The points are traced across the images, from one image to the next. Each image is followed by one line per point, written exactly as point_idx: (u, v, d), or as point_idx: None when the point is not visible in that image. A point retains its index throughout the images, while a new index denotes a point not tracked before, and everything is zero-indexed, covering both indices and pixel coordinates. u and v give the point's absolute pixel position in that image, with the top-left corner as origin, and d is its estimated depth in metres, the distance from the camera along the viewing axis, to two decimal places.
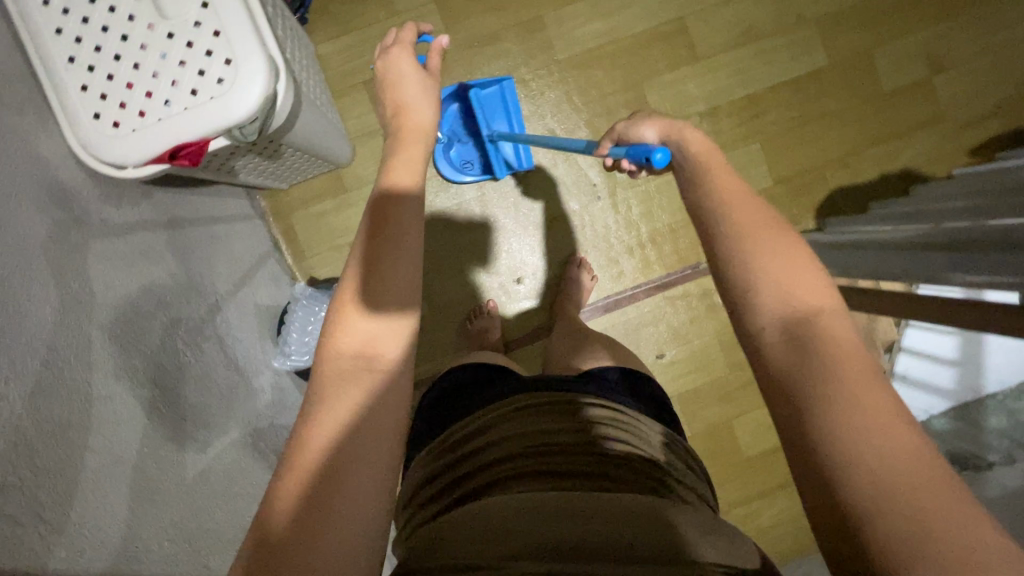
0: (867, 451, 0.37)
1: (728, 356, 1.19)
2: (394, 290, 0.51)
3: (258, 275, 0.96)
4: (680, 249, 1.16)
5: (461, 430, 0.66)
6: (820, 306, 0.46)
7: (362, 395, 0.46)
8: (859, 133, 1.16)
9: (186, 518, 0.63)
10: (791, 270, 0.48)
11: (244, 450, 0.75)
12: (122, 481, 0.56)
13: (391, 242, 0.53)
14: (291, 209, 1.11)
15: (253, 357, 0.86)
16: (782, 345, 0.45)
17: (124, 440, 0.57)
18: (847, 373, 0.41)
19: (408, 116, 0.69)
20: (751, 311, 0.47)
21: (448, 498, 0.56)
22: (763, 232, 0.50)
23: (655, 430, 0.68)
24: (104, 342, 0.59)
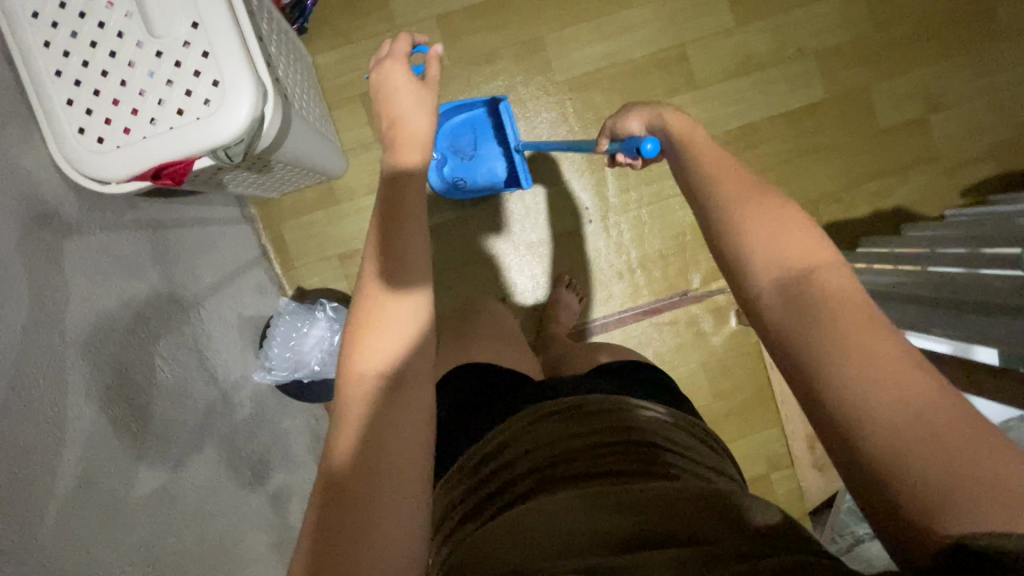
0: (891, 410, 0.39)
1: (712, 384, 1.19)
2: (411, 287, 0.53)
3: (243, 284, 0.96)
4: (670, 276, 1.16)
5: (488, 443, 0.64)
6: (815, 262, 0.48)
7: (387, 400, 0.47)
8: (854, 168, 1.16)
9: (152, 538, 0.62)
10: (782, 232, 0.50)
11: (217, 466, 0.75)
12: (85, 503, 0.55)
13: (406, 245, 0.55)
14: (282, 218, 1.11)
15: (232, 370, 0.86)
16: (781, 304, 0.47)
17: (91, 461, 0.57)
18: (856, 327, 0.43)
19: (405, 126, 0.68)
20: (747, 275, 0.50)
21: (483, 511, 0.54)
22: (753, 197, 0.52)
23: (679, 420, 0.68)
24: (77, 360, 0.59)
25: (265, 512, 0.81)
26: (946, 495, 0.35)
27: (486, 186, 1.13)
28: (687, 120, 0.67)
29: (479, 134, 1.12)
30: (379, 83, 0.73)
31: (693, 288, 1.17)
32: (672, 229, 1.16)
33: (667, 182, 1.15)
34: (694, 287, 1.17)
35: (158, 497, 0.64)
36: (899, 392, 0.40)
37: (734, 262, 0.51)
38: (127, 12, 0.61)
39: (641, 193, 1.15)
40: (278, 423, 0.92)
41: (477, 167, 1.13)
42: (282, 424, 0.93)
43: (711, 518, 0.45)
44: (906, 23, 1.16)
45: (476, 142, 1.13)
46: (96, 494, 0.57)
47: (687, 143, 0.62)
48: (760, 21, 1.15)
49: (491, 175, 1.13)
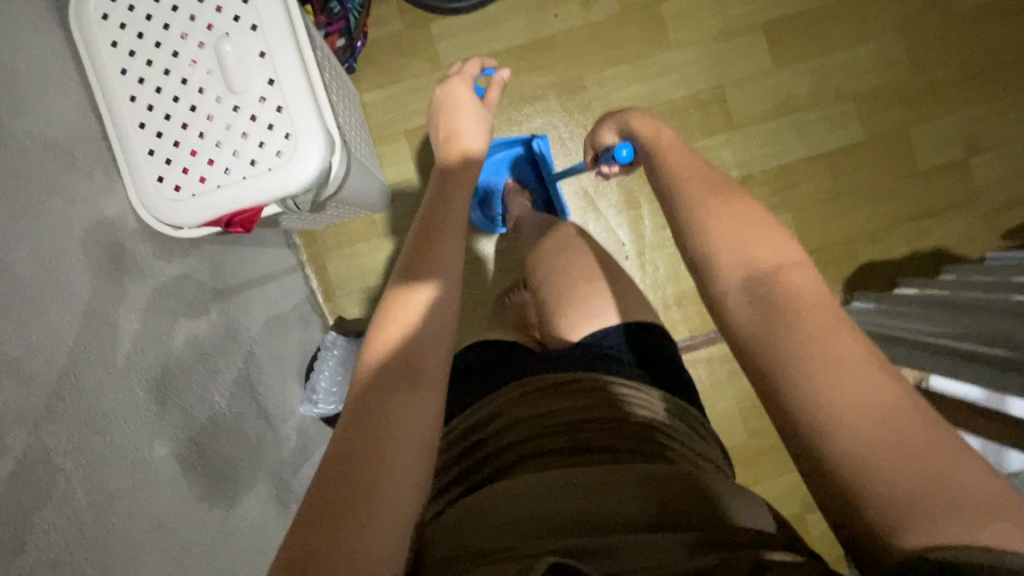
0: (842, 402, 0.40)
1: (747, 422, 1.18)
2: (432, 289, 0.53)
3: (289, 316, 0.98)
4: (705, 312, 1.17)
5: (471, 414, 0.69)
6: (782, 262, 0.48)
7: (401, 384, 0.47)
8: (891, 209, 1.16)
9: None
10: (748, 232, 0.50)
11: (268, 504, 0.76)
12: (158, 545, 0.57)
13: (422, 245, 0.57)
14: (325, 249, 1.14)
15: (281, 405, 0.88)
16: (749, 303, 0.47)
17: (163, 503, 0.59)
18: (814, 321, 0.44)
19: (461, 140, 0.73)
20: (715, 274, 0.50)
21: (468, 483, 0.58)
22: (719, 199, 0.53)
23: (662, 398, 0.70)
24: (151, 404, 0.61)
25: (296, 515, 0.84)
26: (918, 501, 0.35)
27: None
28: (654, 126, 0.69)
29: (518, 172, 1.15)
30: (443, 99, 0.78)
31: None
32: None
33: None
34: None
35: (217, 535, 0.65)
36: (850, 382, 0.40)
37: (706, 263, 0.51)
38: (208, 69, 0.64)
39: None
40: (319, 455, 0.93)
41: None
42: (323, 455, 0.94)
43: (693, 516, 0.49)
44: (946, 66, 1.16)
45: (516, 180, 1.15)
46: (168, 535, 0.58)
47: (657, 151, 0.63)
48: (798, 63, 1.17)
49: None
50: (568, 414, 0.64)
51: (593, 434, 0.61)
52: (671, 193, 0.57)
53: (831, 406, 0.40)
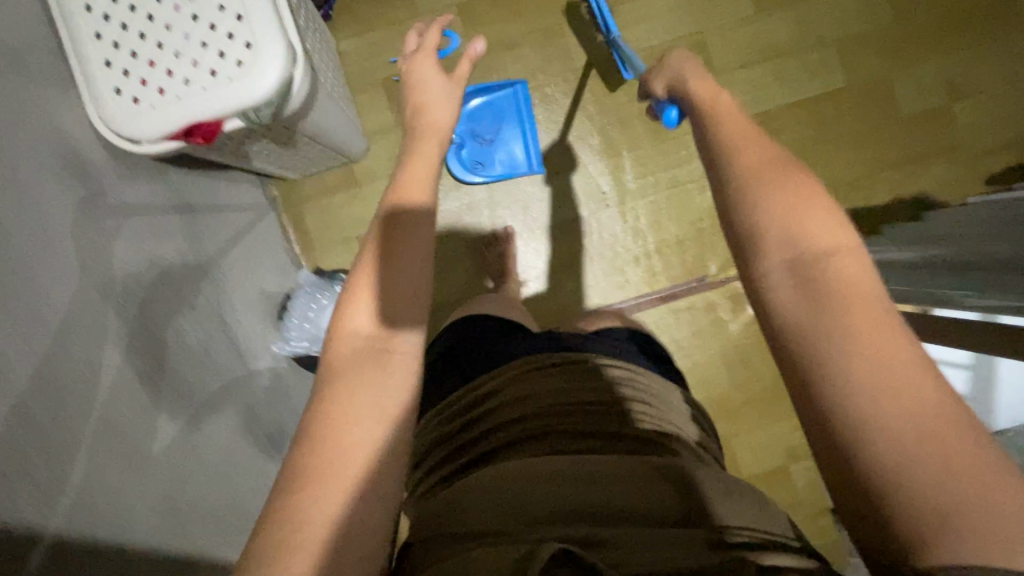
0: (883, 399, 0.39)
1: (730, 371, 1.17)
2: (398, 260, 0.51)
3: (265, 263, 0.98)
4: (687, 261, 1.16)
5: (472, 391, 0.69)
6: (837, 246, 0.45)
7: (375, 371, 0.46)
8: (875, 157, 1.15)
9: (172, 504, 0.60)
10: (799, 210, 0.47)
11: (237, 432, 0.75)
12: (113, 453, 0.55)
13: (381, 222, 0.53)
14: (303, 200, 1.13)
15: (254, 341, 0.87)
16: (796, 288, 0.44)
17: (119, 410, 0.57)
18: (858, 313, 0.42)
19: (429, 114, 0.67)
20: (757, 252, 0.47)
21: (459, 466, 0.59)
22: (769, 167, 0.49)
23: (678, 401, 0.69)
24: (109, 314, 0.59)
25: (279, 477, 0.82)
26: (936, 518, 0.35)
27: (504, 171, 1.14)
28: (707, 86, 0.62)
29: (499, 116, 1.14)
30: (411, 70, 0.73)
31: (710, 275, 1.16)
32: (690, 216, 1.15)
33: (684, 168, 1.15)
34: (711, 273, 1.16)
35: (180, 454, 0.63)
36: (895, 382, 0.39)
37: (748, 235, 0.48)
38: None
39: (658, 178, 1.15)
40: (293, 395, 0.91)
41: (496, 150, 1.14)
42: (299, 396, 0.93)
43: (685, 510, 0.46)
44: (928, 12, 1.16)
45: (496, 126, 1.14)
46: (123, 444, 0.56)
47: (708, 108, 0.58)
48: (779, 10, 1.16)
49: (509, 159, 1.14)
50: (571, 397, 0.62)
51: (588, 417, 0.59)
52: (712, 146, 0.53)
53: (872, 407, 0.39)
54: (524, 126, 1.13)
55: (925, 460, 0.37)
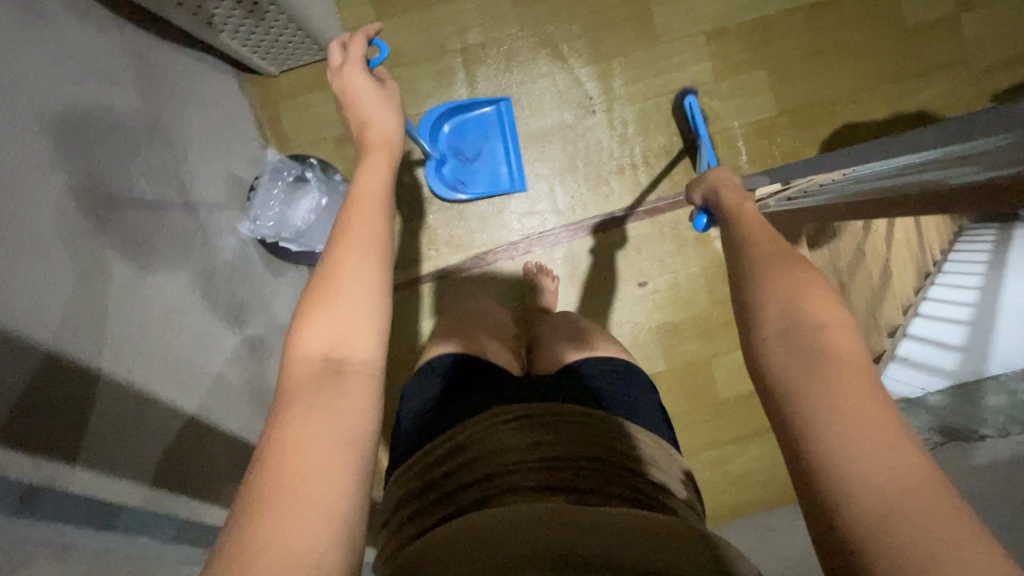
0: (867, 467, 0.36)
1: (713, 290, 1.14)
2: (354, 280, 0.47)
3: (234, 148, 0.95)
4: (674, 173, 1.12)
5: (444, 443, 0.62)
6: (830, 318, 0.44)
7: (336, 400, 0.42)
8: (875, 69, 1.10)
9: (111, 326, 0.57)
10: (801, 287, 0.47)
11: (192, 292, 0.72)
12: (53, 264, 0.51)
13: (375, 242, 0.49)
14: (278, 96, 1.09)
15: (218, 216, 0.84)
16: (786, 348, 0.44)
17: (61, 226, 0.54)
18: (843, 378, 0.40)
19: (372, 129, 0.62)
20: (758, 313, 0.47)
21: (434, 517, 0.54)
22: (777, 260, 0.51)
23: (668, 456, 0.64)
24: (51, 130, 0.56)
25: (241, 354, 0.80)
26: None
27: (486, 188, 1.11)
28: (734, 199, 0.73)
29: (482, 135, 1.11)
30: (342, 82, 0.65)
31: None
32: (679, 126, 1.11)
33: (675, 76, 1.11)
34: None
35: (130, 293, 0.60)
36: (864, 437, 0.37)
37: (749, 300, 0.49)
38: None
39: (646, 86, 1.11)
40: (257, 280, 0.89)
41: (480, 168, 1.11)
42: (262, 282, 0.90)
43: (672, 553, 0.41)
44: None
45: (479, 144, 1.11)
46: (67, 259, 0.53)
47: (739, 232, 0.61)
48: None
49: (492, 177, 1.11)
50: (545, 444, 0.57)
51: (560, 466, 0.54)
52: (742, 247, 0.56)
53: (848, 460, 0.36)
54: (507, 149, 1.10)
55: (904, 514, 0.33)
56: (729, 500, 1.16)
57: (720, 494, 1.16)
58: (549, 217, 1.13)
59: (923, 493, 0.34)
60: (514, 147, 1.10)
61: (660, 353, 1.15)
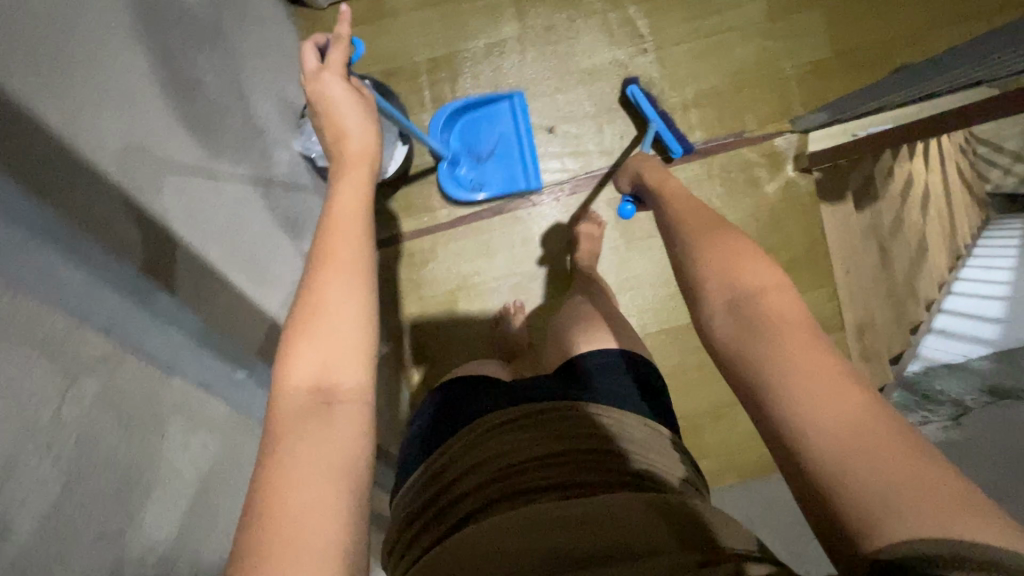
0: (836, 457, 0.34)
1: (763, 235, 1.11)
2: (331, 307, 0.46)
3: (286, 68, 0.94)
4: (724, 114, 1.09)
5: (437, 459, 0.63)
6: (766, 285, 0.42)
7: (320, 431, 0.40)
8: (935, 8, 1.07)
9: (190, 201, 0.55)
10: (734, 260, 0.44)
11: (252, 190, 0.71)
12: (129, 118, 0.49)
13: (350, 263, 0.48)
14: (327, 30, 1.09)
15: (274, 125, 0.83)
16: (734, 327, 0.41)
17: (137, 84, 0.52)
18: (793, 347, 0.38)
19: (346, 142, 0.59)
20: (701, 303, 0.44)
21: (429, 539, 0.53)
22: (709, 236, 0.47)
23: (656, 431, 0.63)
24: None
25: (296, 261, 0.78)
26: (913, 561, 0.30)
27: (502, 184, 1.09)
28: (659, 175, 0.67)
29: (490, 134, 1.09)
30: (315, 91, 0.62)
31: (749, 130, 1.10)
32: (732, 64, 1.09)
33: (728, 14, 1.09)
34: (750, 128, 1.09)
35: (199, 170, 0.58)
36: (823, 404, 0.36)
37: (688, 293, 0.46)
38: None
39: (697, 24, 1.09)
40: (306, 197, 0.87)
41: (491, 168, 1.09)
42: (310, 201, 0.89)
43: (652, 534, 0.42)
44: None
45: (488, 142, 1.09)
46: (143, 117, 0.51)
47: (670, 206, 0.57)
48: None
49: (507, 175, 1.09)
50: (525, 447, 0.57)
51: (538, 468, 0.54)
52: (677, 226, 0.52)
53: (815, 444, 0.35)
54: (518, 138, 1.08)
55: (877, 489, 0.32)
56: None
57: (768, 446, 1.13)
58: (596, 156, 1.11)
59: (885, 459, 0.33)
60: (527, 144, 1.08)
61: None
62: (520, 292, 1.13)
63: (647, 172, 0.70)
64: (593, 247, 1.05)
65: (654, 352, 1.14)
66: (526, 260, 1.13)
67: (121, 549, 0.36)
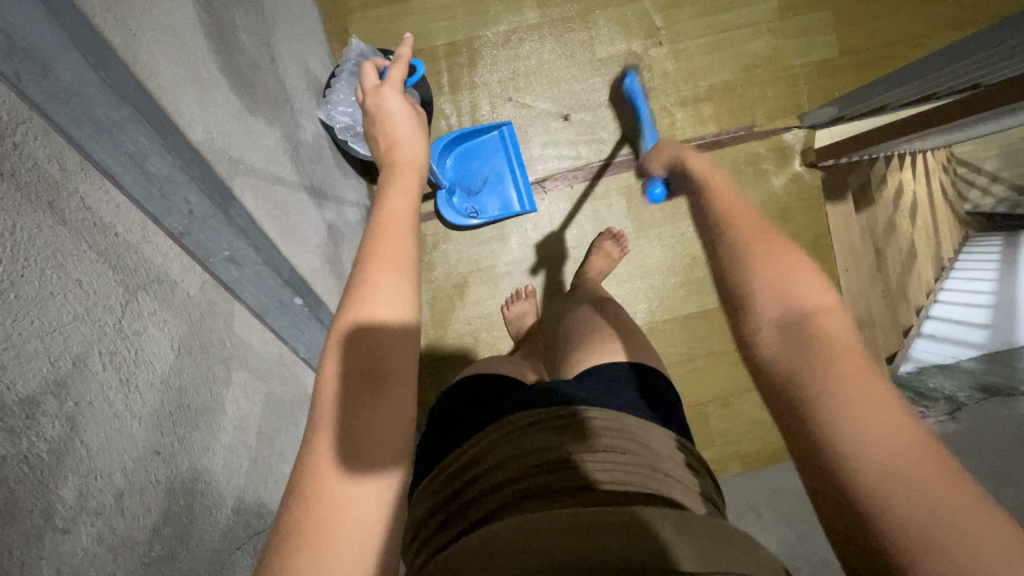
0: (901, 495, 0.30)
1: None
2: (380, 285, 0.40)
3: (309, 41, 0.94)
4: (735, 107, 1.12)
5: (460, 456, 0.62)
6: (818, 301, 0.38)
7: (359, 417, 0.36)
8: (936, 15, 1.11)
9: (232, 151, 0.55)
10: (786, 268, 0.39)
11: (282, 151, 0.71)
12: (182, 56, 0.49)
13: (404, 251, 0.43)
14: (348, 11, 1.10)
15: (300, 95, 0.83)
16: (784, 345, 0.37)
17: (188, 24, 0.51)
18: (846, 371, 0.34)
19: (400, 145, 0.56)
20: (744, 314, 0.39)
21: (448, 535, 0.52)
22: (757, 233, 0.41)
23: (674, 442, 0.62)
24: None
25: (320, 228, 0.78)
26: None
27: (498, 211, 1.10)
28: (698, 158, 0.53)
29: (486, 164, 1.10)
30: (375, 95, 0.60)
31: (758, 124, 1.12)
32: (743, 60, 1.12)
33: (740, 11, 1.12)
34: (760, 122, 1.12)
35: (236, 122, 0.58)
36: (869, 424, 0.32)
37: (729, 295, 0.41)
38: None
39: (711, 20, 1.12)
40: (327, 168, 0.88)
41: (486, 196, 1.10)
42: (330, 173, 0.89)
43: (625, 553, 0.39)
44: None
45: (484, 171, 1.10)
46: (193, 57, 0.51)
47: (712, 190, 0.47)
48: None
49: (503, 201, 1.10)
50: (554, 450, 0.56)
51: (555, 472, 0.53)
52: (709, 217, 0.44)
53: (852, 461, 0.32)
54: (512, 169, 1.10)
55: (931, 528, 0.29)
56: (779, 444, 1.15)
57: (771, 435, 1.15)
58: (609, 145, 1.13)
59: (946, 499, 0.29)
60: (521, 170, 1.09)
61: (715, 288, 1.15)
62: (531, 277, 1.14)
63: (689, 159, 0.54)
64: (605, 264, 1.06)
65: (662, 341, 1.15)
66: (539, 245, 1.14)
67: (171, 469, 0.36)
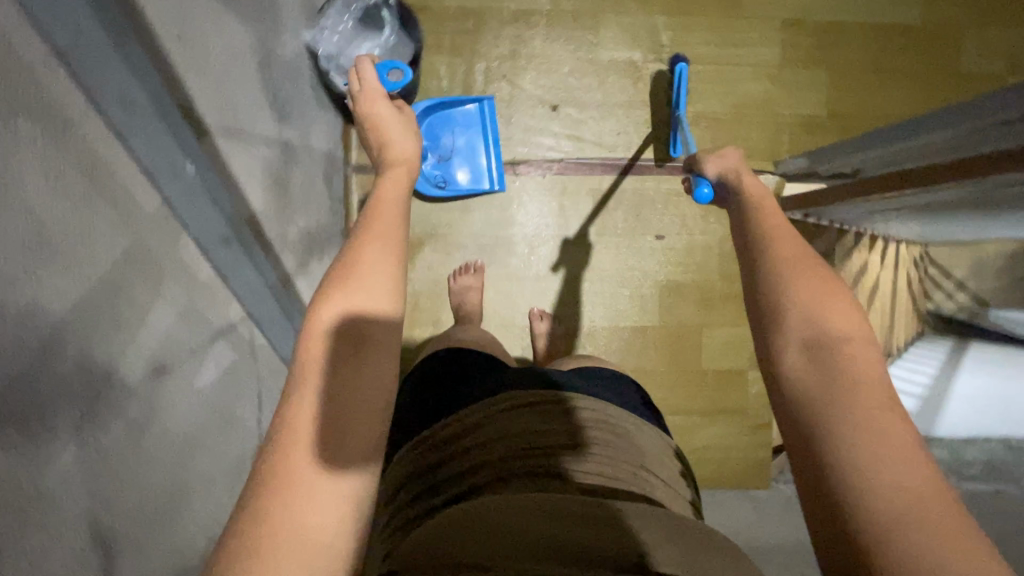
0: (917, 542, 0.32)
1: (724, 263, 1.17)
2: (373, 270, 0.41)
3: None
4: (719, 140, 1.14)
5: (446, 426, 0.62)
6: (851, 332, 0.42)
7: (328, 397, 0.36)
8: (923, 101, 1.16)
9: (188, 32, 0.54)
10: (824, 299, 0.43)
11: (251, 55, 0.69)
12: None
13: (393, 232, 0.43)
14: None
15: (289, 10, 0.82)
16: (813, 370, 0.40)
17: None
18: (875, 416, 0.37)
19: (389, 148, 0.57)
20: (773, 337, 0.43)
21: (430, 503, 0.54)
22: (802, 259, 0.45)
23: (669, 449, 0.65)
24: None
25: (275, 143, 0.77)
26: None
27: (467, 185, 1.11)
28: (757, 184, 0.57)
29: (462, 136, 1.10)
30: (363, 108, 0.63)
31: None
32: (736, 97, 1.15)
33: (745, 50, 1.14)
34: None
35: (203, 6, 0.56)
36: (893, 453, 0.35)
37: (764, 319, 0.44)
38: None
39: (715, 51, 1.14)
40: (300, 91, 0.87)
41: (458, 167, 1.11)
42: (303, 97, 0.88)
43: (601, 538, 0.40)
44: None
45: (459, 142, 1.10)
46: None
47: (760, 217, 0.51)
48: None
49: (473, 175, 1.11)
50: (545, 434, 0.56)
51: (536, 458, 0.53)
52: (757, 247, 0.48)
53: (870, 497, 0.34)
54: (484, 142, 1.10)
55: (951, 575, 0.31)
56: None
57: None
58: (590, 146, 1.14)
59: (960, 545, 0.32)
60: (496, 145, 1.11)
61: (659, 309, 1.17)
62: (485, 254, 1.14)
63: (745, 181, 0.58)
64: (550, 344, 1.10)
65: (597, 348, 1.16)
66: (500, 226, 1.14)
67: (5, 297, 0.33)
